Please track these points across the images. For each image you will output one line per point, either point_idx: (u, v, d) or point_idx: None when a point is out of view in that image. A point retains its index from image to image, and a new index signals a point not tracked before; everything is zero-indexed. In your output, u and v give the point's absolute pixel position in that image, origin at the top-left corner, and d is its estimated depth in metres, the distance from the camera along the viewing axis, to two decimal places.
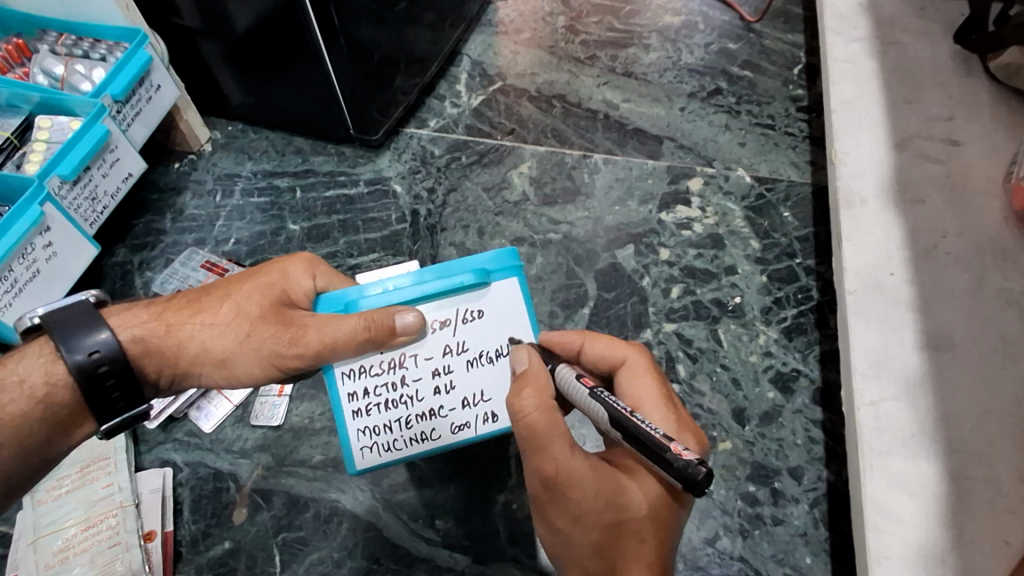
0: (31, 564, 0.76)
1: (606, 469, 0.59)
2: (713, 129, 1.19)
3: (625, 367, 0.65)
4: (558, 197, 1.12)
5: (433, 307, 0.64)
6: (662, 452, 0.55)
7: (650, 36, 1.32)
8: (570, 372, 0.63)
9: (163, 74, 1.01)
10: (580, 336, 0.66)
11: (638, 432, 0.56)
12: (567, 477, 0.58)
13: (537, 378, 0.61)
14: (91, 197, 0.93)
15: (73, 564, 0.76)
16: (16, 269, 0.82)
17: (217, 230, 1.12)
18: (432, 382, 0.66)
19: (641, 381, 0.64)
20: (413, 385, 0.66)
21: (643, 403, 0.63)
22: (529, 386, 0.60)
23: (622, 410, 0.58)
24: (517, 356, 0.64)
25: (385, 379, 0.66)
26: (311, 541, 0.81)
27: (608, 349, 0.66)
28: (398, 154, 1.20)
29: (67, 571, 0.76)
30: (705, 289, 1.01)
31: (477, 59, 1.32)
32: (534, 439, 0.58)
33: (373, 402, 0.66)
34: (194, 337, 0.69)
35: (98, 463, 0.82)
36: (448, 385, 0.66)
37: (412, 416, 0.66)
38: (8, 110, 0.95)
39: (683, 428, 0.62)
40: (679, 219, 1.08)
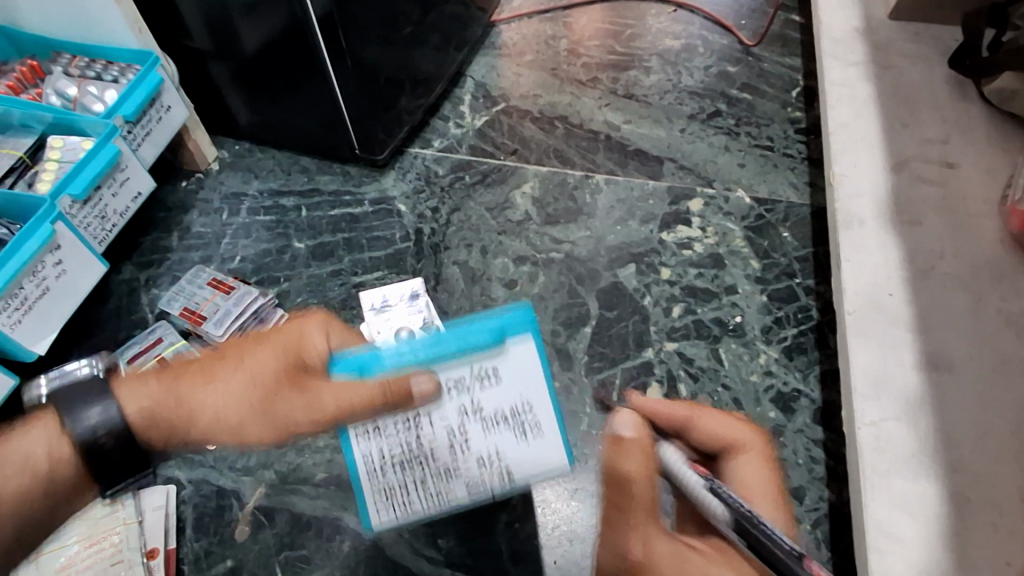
0: None
1: (693, 565, 0.56)
2: (713, 150, 1.23)
3: (737, 450, 0.66)
4: (560, 217, 1.14)
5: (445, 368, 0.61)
6: (792, 566, 0.52)
7: (651, 59, 1.39)
8: (676, 454, 0.65)
9: (174, 96, 1.04)
10: (690, 411, 0.68)
11: (761, 537, 0.55)
12: (655, 564, 0.56)
13: (646, 444, 0.62)
14: (101, 215, 0.94)
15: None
16: (25, 287, 0.80)
17: (223, 247, 1.13)
18: (448, 446, 0.65)
19: (756, 470, 0.64)
20: (429, 448, 0.65)
21: (752, 492, 0.63)
22: (637, 450, 0.61)
23: (747, 512, 0.57)
24: (620, 421, 0.64)
25: (400, 441, 0.65)
26: (313, 560, 0.80)
27: (720, 428, 0.67)
28: (403, 173, 1.21)
29: None
30: (706, 308, 1.01)
31: (480, 81, 1.36)
32: (630, 505, 0.59)
33: (388, 463, 0.66)
34: (205, 405, 0.61)
35: None
36: (464, 447, 0.65)
37: (427, 477, 0.66)
38: (20, 130, 0.96)
39: (786, 521, 0.63)
40: (680, 239, 1.10)
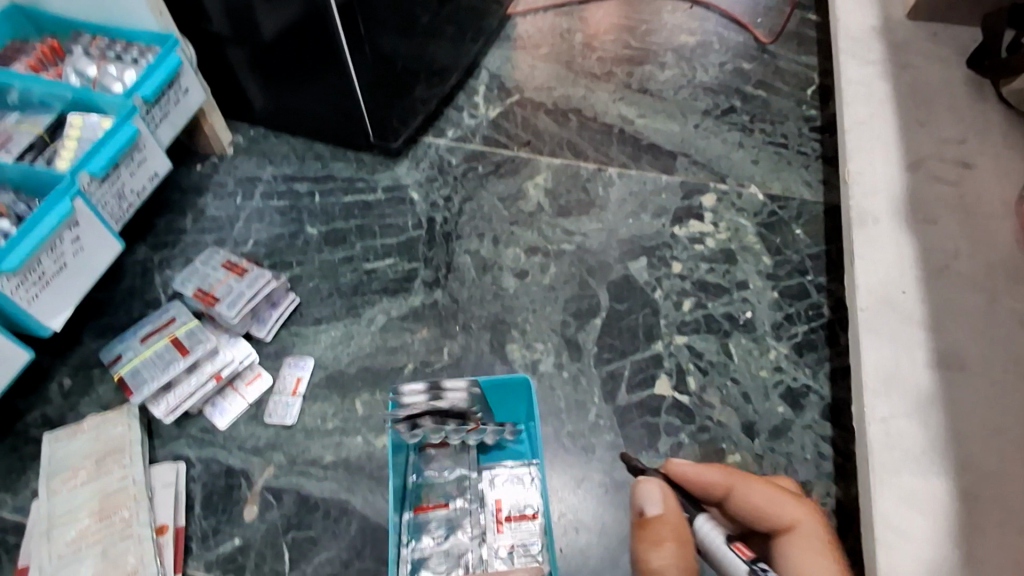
0: (45, 552, 0.76)
1: None
2: (727, 146, 1.23)
3: (793, 531, 0.70)
4: (572, 209, 1.14)
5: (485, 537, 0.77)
6: None
7: (666, 54, 1.38)
8: (708, 523, 0.72)
9: (192, 78, 1.05)
10: (727, 480, 0.74)
11: None
12: None
13: (676, 521, 0.70)
14: (119, 195, 0.95)
15: (90, 553, 0.75)
16: (43, 262, 0.80)
17: (237, 230, 1.13)
18: (486, 528, 0.78)
19: (811, 550, 0.69)
20: (472, 534, 0.77)
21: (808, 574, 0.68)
22: (671, 542, 0.68)
23: None
24: (653, 496, 0.72)
25: (447, 538, 0.77)
26: (319, 540, 0.81)
27: (766, 502, 0.72)
28: (416, 162, 1.22)
29: (78, 562, 0.75)
30: (717, 302, 1.01)
31: (495, 72, 1.36)
32: None
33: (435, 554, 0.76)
34: None
35: (114, 455, 0.82)
36: (500, 530, 0.78)
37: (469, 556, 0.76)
38: (41, 108, 0.97)
39: None
40: (692, 234, 1.10)
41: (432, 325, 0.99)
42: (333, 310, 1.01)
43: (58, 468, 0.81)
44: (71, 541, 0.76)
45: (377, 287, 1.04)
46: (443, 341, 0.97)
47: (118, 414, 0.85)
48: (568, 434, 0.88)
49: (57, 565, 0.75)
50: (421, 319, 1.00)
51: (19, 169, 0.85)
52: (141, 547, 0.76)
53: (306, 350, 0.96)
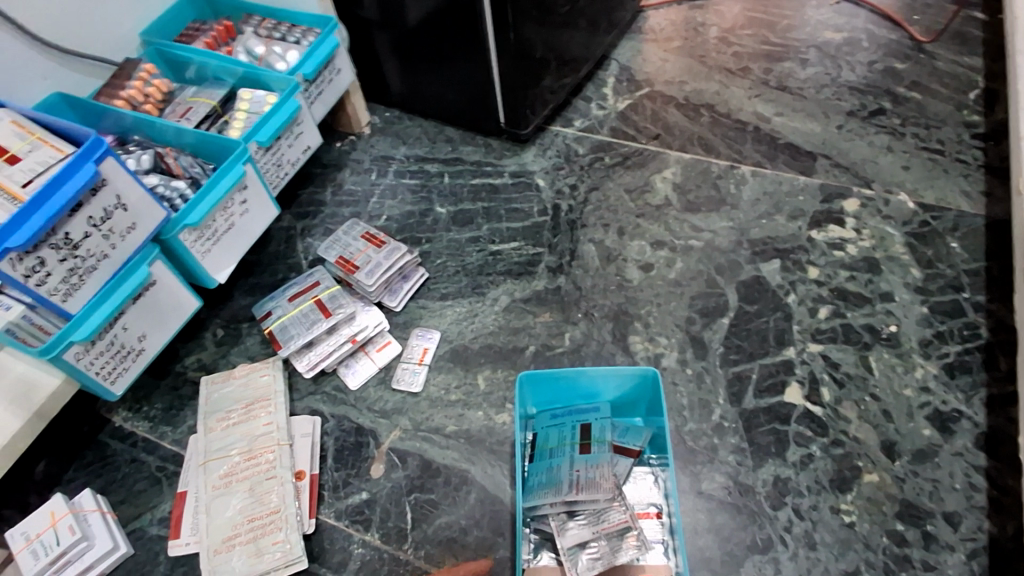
0: (201, 483, 0.83)
1: None
2: (874, 150, 1.15)
3: None
4: (701, 205, 1.11)
5: (609, 517, 0.70)
6: None
7: (808, 51, 1.32)
8: None
9: (344, 60, 1.12)
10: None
11: None
12: None
13: None
14: (277, 164, 1.02)
15: (239, 488, 0.82)
16: (217, 221, 0.88)
17: (371, 206, 1.17)
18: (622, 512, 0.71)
19: None
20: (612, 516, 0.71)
21: None
22: None
23: None
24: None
25: (584, 510, 0.71)
26: (439, 505, 0.84)
27: None
28: (543, 150, 1.23)
29: (229, 495, 0.82)
30: (857, 313, 0.95)
31: (625, 64, 1.35)
32: None
33: (570, 525, 0.71)
34: None
35: (262, 402, 0.89)
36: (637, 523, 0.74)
37: (603, 538, 0.70)
38: (214, 81, 1.06)
39: None
40: (831, 239, 1.04)
41: (554, 310, 1.00)
42: (458, 287, 1.04)
43: (213, 408, 0.89)
44: (223, 474, 0.83)
45: (502, 269, 1.05)
46: (564, 327, 0.98)
47: (266, 364, 0.92)
48: (691, 432, 0.86)
49: (210, 495, 0.82)
50: (543, 303, 1.01)
51: (197, 135, 0.92)
52: (285, 487, 0.82)
53: (433, 323, 0.99)
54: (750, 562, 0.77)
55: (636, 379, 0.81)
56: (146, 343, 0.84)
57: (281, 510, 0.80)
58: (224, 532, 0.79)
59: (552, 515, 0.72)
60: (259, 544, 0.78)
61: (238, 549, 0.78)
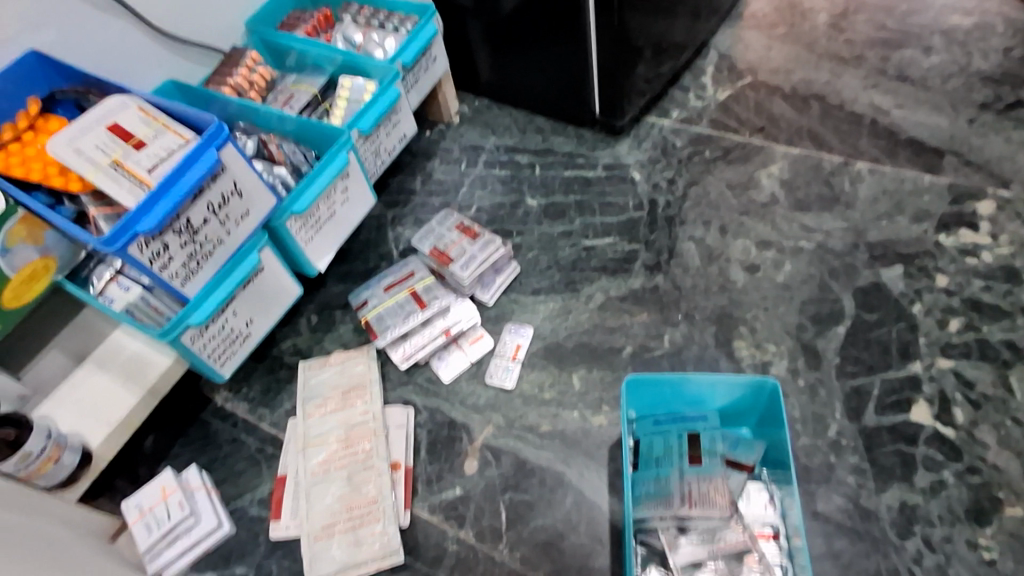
0: (300, 469, 0.84)
1: None
2: (1012, 146, 1.04)
3: None
4: (812, 204, 1.03)
5: (728, 543, 0.69)
6: None
7: (932, 37, 1.21)
8: None
9: (440, 48, 1.10)
10: None
11: None
12: None
13: None
14: (375, 152, 1.01)
15: (337, 476, 0.83)
16: (320, 209, 0.88)
17: (461, 196, 1.16)
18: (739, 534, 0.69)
19: None
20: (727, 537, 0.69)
21: None
22: None
23: None
24: None
25: (696, 527, 0.69)
26: (534, 506, 0.81)
27: None
28: (638, 142, 1.18)
29: (328, 483, 0.83)
30: (994, 327, 0.86)
31: (725, 52, 1.28)
32: None
33: (681, 540, 0.69)
34: None
35: (358, 391, 0.89)
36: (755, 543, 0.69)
37: (720, 559, 0.68)
38: (314, 69, 1.06)
39: None
40: (962, 244, 0.95)
41: (652, 310, 0.95)
42: (551, 283, 1.01)
43: (310, 394, 0.90)
44: (321, 461, 0.84)
45: (596, 265, 1.02)
46: (663, 328, 0.93)
47: (359, 353, 0.92)
48: (804, 448, 0.80)
49: (310, 481, 0.83)
50: (640, 302, 0.96)
51: (300, 122, 0.93)
52: (381, 478, 0.83)
53: (526, 319, 0.97)
54: None
55: (748, 389, 0.75)
56: (252, 328, 0.85)
57: (378, 501, 0.81)
58: (323, 520, 0.81)
59: (662, 529, 0.70)
60: (357, 534, 0.79)
61: (337, 537, 0.79)
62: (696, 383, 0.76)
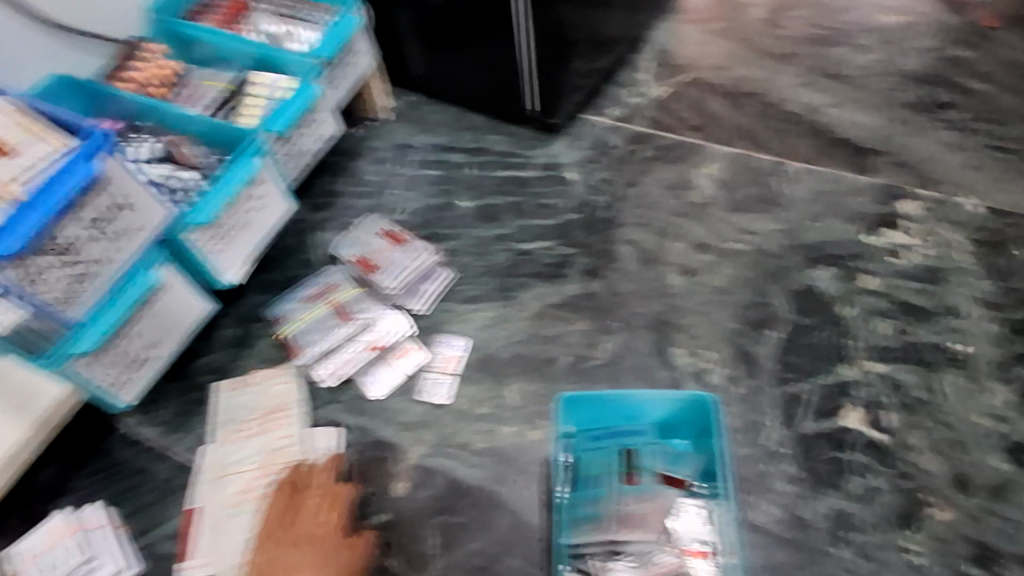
0: (217, 499, 0.81)
1: None
2: (938, 147, 1.06)
3: None
4: (748, 205, 1.03)
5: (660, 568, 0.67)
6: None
7: (863, 35, 1.22)
8: None
9: (366, 40, 1.04)
10: None
11: None
12: None
13: None
14: (294, 154, 0.95)
15: (254, 506, 0.80)
16: (230, 219, 0.82)
17: (393, 197, 1.10)
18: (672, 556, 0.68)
19: None
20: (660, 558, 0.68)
21: None
22: None
23: None
24: None
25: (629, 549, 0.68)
26: (468, 529, 0.78)
27: None
28: (576, 140, 1.14)
29: (246, 512, 0.80)
30: (922, 328, 0.87)
31: (663, 48, 1.26)
32: None
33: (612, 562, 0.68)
34: None
35: (279, 412, 0.86)
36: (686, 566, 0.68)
37: None
38: (227, 63, 0.98)
39: None
40: (892, 245, 0.95)
41: (590, 317, 0.93)
42: (486, 289, 0.97)
43: (230, 417, 0.87)
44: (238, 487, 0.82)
45: (533, 271, 0.98)
46: (600, 336, 0.91)
47: (280, 371, 0.88)
48: (740, 458, 0.79)
49: (227, 512, 0.80)
50: (577, 310, 0.94)
51: (207, 122, 0.85)
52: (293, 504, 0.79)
53: (460, 329, 0.93)
54: None
55: (682, 402, 0.73)
56: (152, 349, 0.78)
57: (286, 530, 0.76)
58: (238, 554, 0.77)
59: (593, 553, 0.69)
60: None
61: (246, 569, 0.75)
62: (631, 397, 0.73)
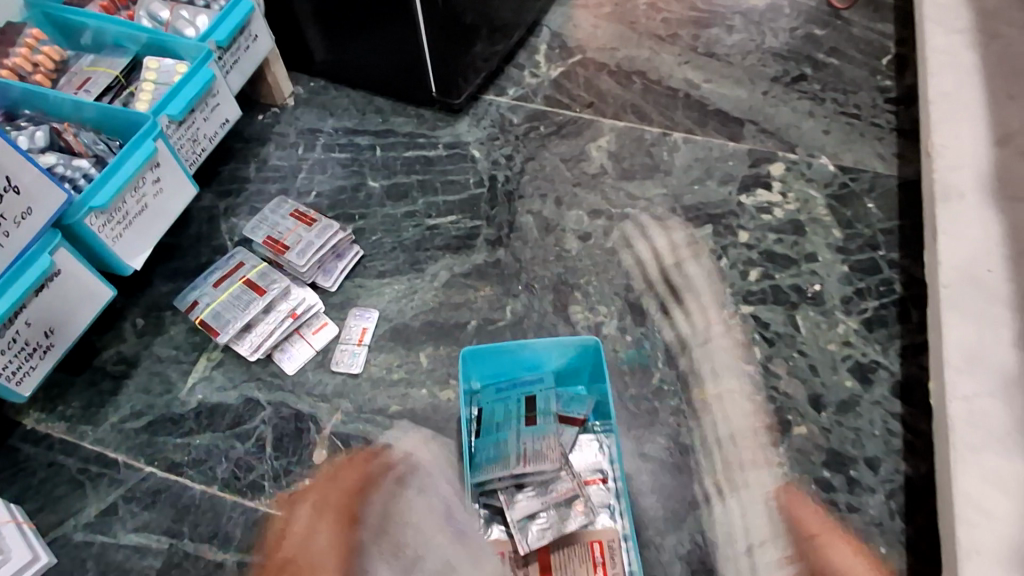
0: None
1: None
2: (797, 115, 1.19)
3: None
4: (635, 172, 1.12)
5: (554, 494, 0.76)
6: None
7: (734, 17, 1.34)
8: None
9: (261, 25, 1.04)
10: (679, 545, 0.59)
11: None
12: None
13: None
14: (192, 139, 0.95)
15: None
16: (127, 202, 0.81)
17: (299, 181, 1.12)
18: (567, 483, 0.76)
19: None
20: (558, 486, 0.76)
21: None
22: None
23: None
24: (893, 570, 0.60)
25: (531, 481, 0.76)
26: (387, 486, 0.83)
27: None
28: (476, 120, 1.20)
29: None
30: (784, 274, 0.99)
31: (556, 31, 1.33)
32: None
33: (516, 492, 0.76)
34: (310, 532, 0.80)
35: None
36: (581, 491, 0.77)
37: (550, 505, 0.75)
38: (114, 49, 0.96)
39: None
40: (759, 203, 1.07)
41: (495, 284, 0.99)
42: (396, 264, 1.01)
43: None
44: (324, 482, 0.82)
45: (440, 244, 1.03)
46: (505, 300, 0.97)
47: None
48: (632, 397, 0.88)
49: None
50: (483, 277, 1.00)
51: (98, 108, 0.84)
52: None
53: (371, 302, 0.97)
54: (692, 518, 0.81)
55: (580, 350, 0.82)
56: (54, 337, 0.78)
57: None
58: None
59: (501, 488, 0.76)
60: None
61: None
62: (537, 347, 0.81)
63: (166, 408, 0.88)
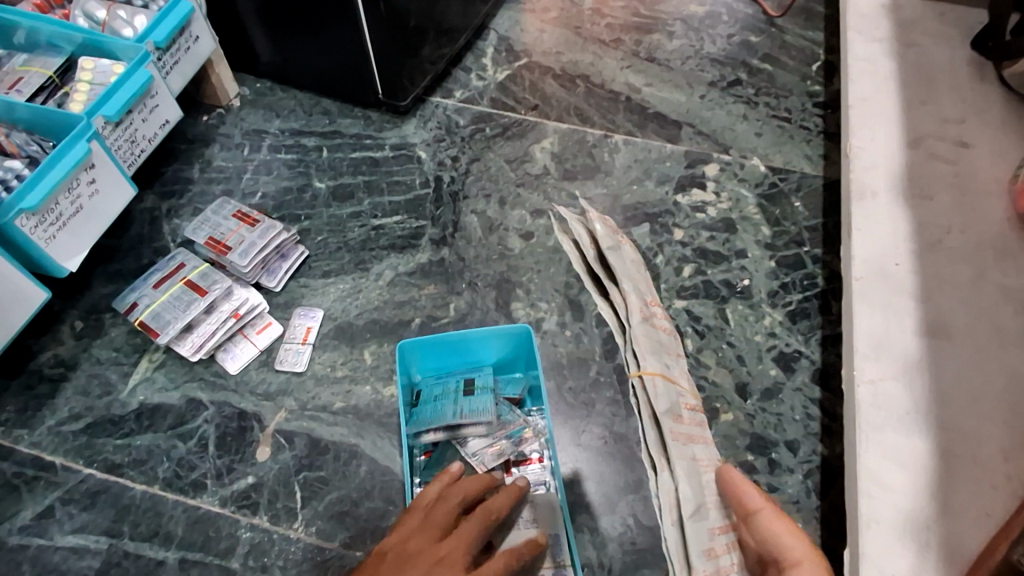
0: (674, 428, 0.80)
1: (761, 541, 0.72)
2: (731, 118, 1.24)
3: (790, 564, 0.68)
4: (577, 173, 1.15)
5: (489, 454, 0.85)
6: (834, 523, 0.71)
7: (674, 24, 1.39)
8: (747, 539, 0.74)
9: (202, 26, 1.04)
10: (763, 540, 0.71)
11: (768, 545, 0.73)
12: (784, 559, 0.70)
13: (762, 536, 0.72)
14: (130, 139, 0.95)
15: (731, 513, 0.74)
16: (61, 203, 0.81)
17: (244, 182, 1.12)
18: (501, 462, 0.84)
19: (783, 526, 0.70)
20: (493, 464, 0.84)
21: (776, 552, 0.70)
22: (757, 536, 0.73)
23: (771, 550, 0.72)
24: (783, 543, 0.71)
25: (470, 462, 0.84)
26: (329, 481, 0.84)
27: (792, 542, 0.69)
28: (423, 122, 1.22)
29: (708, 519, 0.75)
30: (716, 270, 1.04)
31: (503, 35, 1.36)
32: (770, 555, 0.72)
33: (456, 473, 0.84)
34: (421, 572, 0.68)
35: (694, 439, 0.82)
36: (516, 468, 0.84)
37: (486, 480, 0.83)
38: (49, 49, 0.95)
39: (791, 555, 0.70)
40: (694, 202, 1.12)
41: (439, 282, 1.01)
42: (341, 264, 1.02)
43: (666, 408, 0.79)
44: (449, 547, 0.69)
45: (385, 244, 1.05)
46: (449, 298, 1.00)
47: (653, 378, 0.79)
48: (570, 389, 0.92)
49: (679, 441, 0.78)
50: (427, 276, 1.02)
51: (29, 108, 0.83)
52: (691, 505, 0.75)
53: (316, 301, 0.98)
54: (624, 502, 0.84)
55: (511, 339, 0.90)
56: None
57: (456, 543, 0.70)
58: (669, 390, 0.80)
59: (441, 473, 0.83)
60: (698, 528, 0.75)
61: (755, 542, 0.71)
62: (470, 337, 0.88)
63: (105, 410, 0.88)
